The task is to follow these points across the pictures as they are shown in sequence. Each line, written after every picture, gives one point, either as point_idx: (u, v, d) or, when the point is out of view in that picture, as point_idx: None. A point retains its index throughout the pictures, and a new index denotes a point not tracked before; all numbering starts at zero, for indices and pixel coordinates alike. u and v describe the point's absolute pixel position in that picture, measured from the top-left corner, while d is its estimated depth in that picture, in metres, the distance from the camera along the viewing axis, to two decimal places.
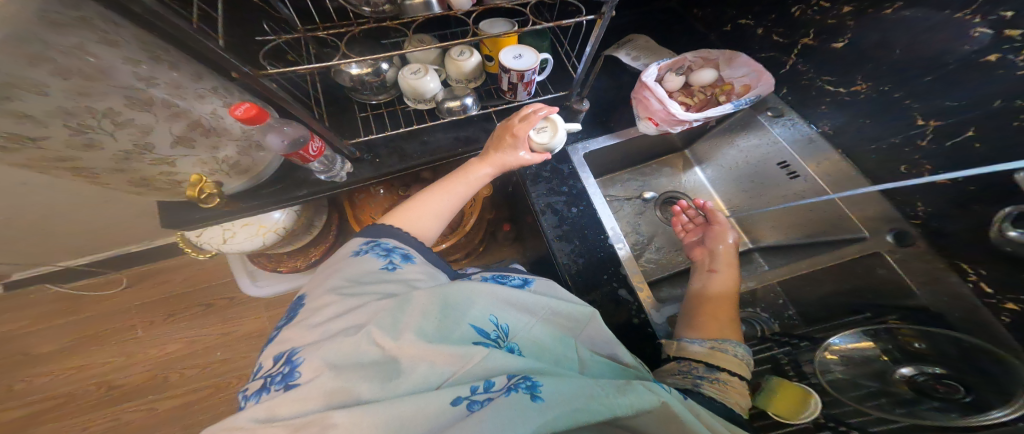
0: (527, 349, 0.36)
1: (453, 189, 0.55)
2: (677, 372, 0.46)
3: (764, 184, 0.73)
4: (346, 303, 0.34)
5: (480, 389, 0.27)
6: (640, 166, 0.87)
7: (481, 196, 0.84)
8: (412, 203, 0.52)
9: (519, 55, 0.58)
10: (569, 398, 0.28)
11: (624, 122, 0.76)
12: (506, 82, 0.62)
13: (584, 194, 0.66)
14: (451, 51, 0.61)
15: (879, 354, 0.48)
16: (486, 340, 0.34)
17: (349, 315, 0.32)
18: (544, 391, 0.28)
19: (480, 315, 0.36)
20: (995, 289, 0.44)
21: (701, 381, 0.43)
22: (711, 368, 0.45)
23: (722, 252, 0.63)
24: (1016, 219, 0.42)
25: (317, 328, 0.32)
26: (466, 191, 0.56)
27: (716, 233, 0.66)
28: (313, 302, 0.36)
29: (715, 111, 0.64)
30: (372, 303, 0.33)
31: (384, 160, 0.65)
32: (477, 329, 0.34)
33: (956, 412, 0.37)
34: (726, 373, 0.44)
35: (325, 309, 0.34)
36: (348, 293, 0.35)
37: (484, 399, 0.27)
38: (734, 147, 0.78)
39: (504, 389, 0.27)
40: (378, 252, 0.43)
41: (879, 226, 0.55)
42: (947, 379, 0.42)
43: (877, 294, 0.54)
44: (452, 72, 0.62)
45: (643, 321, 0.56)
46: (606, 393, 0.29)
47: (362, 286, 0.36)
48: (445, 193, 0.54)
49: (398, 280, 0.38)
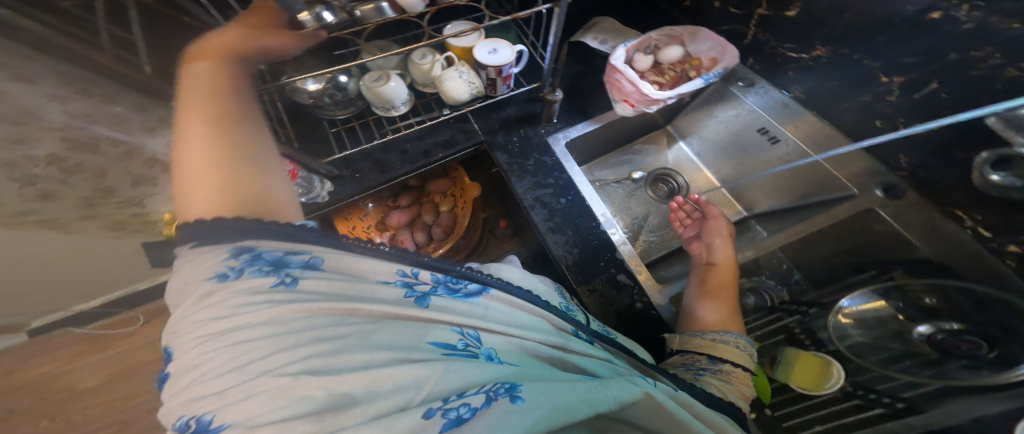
0: (505, 353, 0.33)
1: (223, 130, 0.34)
2: (681, 365, 0.48)
3: (747, 153, 0.73)
4: (245, 337, 0.23)
5: (453, 397, 0.23)
6: (626, 147, 0.85)
7: (471, 196, 0.85)
8: (216, 181, 0.31)
9: (495, 49, 0.58)
10: (552, 397, 0.25)
11: (597, 108, 0.75)
12: (484, 77, 0.62)
13: (571, 184, 0.66)
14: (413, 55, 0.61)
15: (894, 313, 0.49)
16: (452, 352, 0.29)
17: (258, 352, 0.22)
18: (522, 391, 0.25)
19: (436, 327, 0.31)
20: (994, 232, 0.44)
21: (703, 372, 0.45)
22: (713, 360, 0.47)
23: (718, 243, 0.62)
24: (995, 164, 0.44)
25: (214, 383, 0.21)
26: (256, 117, 0.38)
27: (712, 227, 0.64)
28: (192, 345, 0.24)
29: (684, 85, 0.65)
30: (289, 335, 0.24)
31: (367, 173, 0.64)
32: (439, 344, 0.29)
33: (986, 369, 0.39)
34: (728, 364, 0.46)
35: (208, 368, 0.22)
36: (245, 322, 0.24)
37: (460, 406, 0.23)
38: (714, 119, 0.77)
39: (483, 396, 0.24)
40: (262, 269, 0.27)
41: (865, 182, 0.55)
42: (956, 332, 0.44)
43: (877, 253, 0.52)
44: (416, 76, 0.63)
45: (646, 304, 0.57)
46: (588, 388, 0.28)
47: (262, 309, 0.25)
48: (233, 118, 0.35)
49: (321, 294, 0.28)
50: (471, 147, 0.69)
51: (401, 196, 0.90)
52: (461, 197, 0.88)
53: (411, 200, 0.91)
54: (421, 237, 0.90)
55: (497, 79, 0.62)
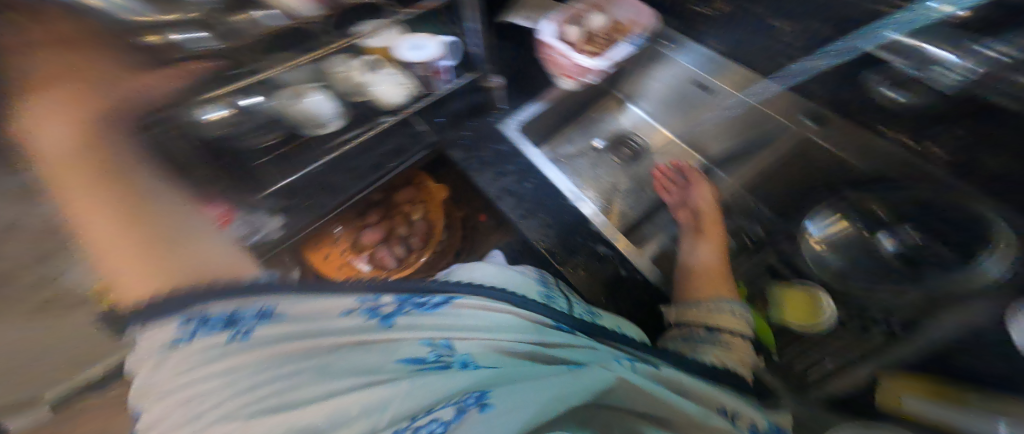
0: (480, 355, 0.35)
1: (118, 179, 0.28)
2: (679, 339, 0.49)
3: (692, 107, 0.74)
4: (197, 395, 0.23)
5: (422, 414, 0.24)
6: (581, 119, 0.84)
7: (439, 198, 0.89)
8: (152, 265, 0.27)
9: (419, 45, 0.60)
10: (522, 400, 0.26)
11: (538, 89, 0.73)
12: (415, 77, 0.64)
13: (533, 168, 0.66)
14: (331, 63, 0.60)
15: (858, 233, 0.56)
16: (424, 366, 0.30)
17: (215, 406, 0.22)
18: (492, 399, 0.26)
19: (405, 347, 0.32)
20: (914, 139, 0.49)
21: (701, 344, 0.45)
22: (710, 331, 0.47)
23: (706, 210, 0.66)
24: (892, 86, 0.49)
25: None
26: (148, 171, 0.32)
27: (698, 193, 0.68)
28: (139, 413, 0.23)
29: (614, 50, 0.66)
30: (247, 385, 0.24)
31: (313, 201, 0.59)
32: (408, 361, 0.30)
33: (954, 266, 0.44)
34: (726, 333, 0.46)
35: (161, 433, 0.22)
36: (196, 380, 0.23)
37: (430, 421, 0.23)
38: (654, 80, 0.76)
39: (454, 408, 0.25)
40: (209, 325, 0.26)
41: (792, 113, 0.59)
42: (930, 246, 0.48)
43: (831, 176, 0.57)
44: (339, 86, 0.60)
45: (629, 271, 0.59)
46: (561, 384, 0.29)
47: (213, 364, 0.24)
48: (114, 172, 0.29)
49: (281, 338, 0.28)
50: (424, 151, 0.66)
51: (368, 213, 0.88)
52: (430, 200, 0.89)
53: (380, 216, 0.89)
54: (400, 249, 0.87)
55: (429, 75, 0.64)
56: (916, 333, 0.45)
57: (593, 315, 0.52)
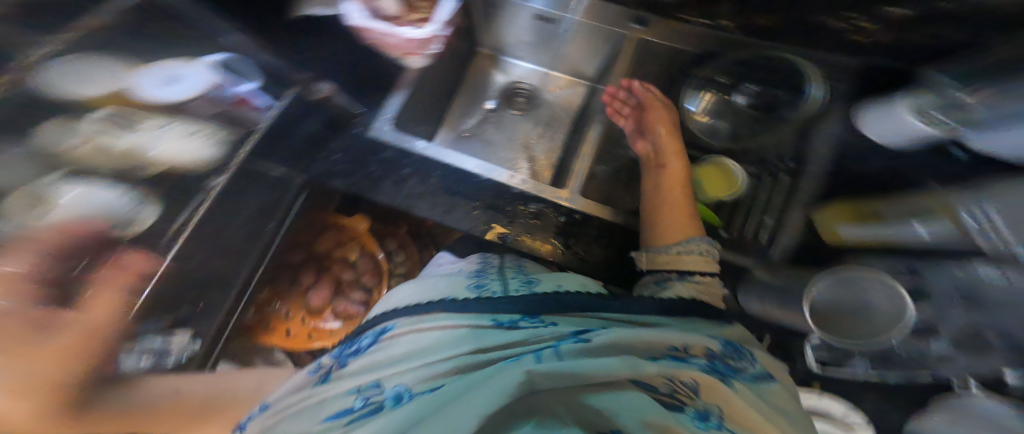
0: (419, 385, 0.30)
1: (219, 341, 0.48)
2: (654, 284, 0.51)
3: (551, 40, 0.71)
4: None
5: None
6: (462, 89, 0.79)
7: (363, 227, 0.81)
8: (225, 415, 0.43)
9: (184, 79, 0.48)
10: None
11: (391, 75, 0.63)
12: (207, 118, 0.50)
13: (432, 161, 0.61)
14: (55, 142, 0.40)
15: (717, 99, 0.64)
16: (352, 417, 0.28)
17: None
18: None
19: (337, 400, 0.31)
20: (713, 18, 0.57)
21: (676, 286, 0.47)
22: (683, 274, 0.49)
23: (667, 140, 0.62)
24: None
25: None
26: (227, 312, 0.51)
27: (654, 120, 0.64)
28: None
29: (438, 11, 0.60)
30: None
31: (199, 298, 0.48)
32: (336, 415, 0.29)
33: (791, 99, 0.57)
34: (699, 275, 0.48)
35: None
36: None
37: None
38: (507, 25, 0.70)
39: None
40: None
41: (624, 21, 0.61)
42: (765, 89, 0.59)
43: (680, 65, 0.66)
44: (104, 164, 0.42)
45: (567, 215, 0.63)
46: (474, 397, 0.25)
47: None
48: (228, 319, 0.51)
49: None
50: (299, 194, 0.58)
51: (293, 280, 0.76)
52: (354, 231, 0.82)
53: (315, 274, 0.78)
54: (359, 292, 0.80)
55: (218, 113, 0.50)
56: (805, 163, 0.55)
57: (531, 284, 0.48)
